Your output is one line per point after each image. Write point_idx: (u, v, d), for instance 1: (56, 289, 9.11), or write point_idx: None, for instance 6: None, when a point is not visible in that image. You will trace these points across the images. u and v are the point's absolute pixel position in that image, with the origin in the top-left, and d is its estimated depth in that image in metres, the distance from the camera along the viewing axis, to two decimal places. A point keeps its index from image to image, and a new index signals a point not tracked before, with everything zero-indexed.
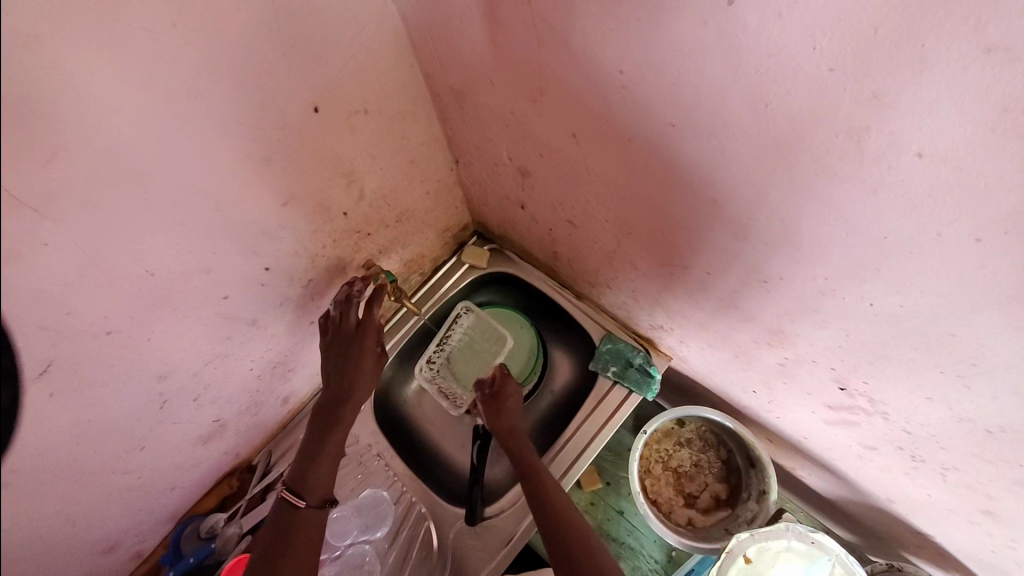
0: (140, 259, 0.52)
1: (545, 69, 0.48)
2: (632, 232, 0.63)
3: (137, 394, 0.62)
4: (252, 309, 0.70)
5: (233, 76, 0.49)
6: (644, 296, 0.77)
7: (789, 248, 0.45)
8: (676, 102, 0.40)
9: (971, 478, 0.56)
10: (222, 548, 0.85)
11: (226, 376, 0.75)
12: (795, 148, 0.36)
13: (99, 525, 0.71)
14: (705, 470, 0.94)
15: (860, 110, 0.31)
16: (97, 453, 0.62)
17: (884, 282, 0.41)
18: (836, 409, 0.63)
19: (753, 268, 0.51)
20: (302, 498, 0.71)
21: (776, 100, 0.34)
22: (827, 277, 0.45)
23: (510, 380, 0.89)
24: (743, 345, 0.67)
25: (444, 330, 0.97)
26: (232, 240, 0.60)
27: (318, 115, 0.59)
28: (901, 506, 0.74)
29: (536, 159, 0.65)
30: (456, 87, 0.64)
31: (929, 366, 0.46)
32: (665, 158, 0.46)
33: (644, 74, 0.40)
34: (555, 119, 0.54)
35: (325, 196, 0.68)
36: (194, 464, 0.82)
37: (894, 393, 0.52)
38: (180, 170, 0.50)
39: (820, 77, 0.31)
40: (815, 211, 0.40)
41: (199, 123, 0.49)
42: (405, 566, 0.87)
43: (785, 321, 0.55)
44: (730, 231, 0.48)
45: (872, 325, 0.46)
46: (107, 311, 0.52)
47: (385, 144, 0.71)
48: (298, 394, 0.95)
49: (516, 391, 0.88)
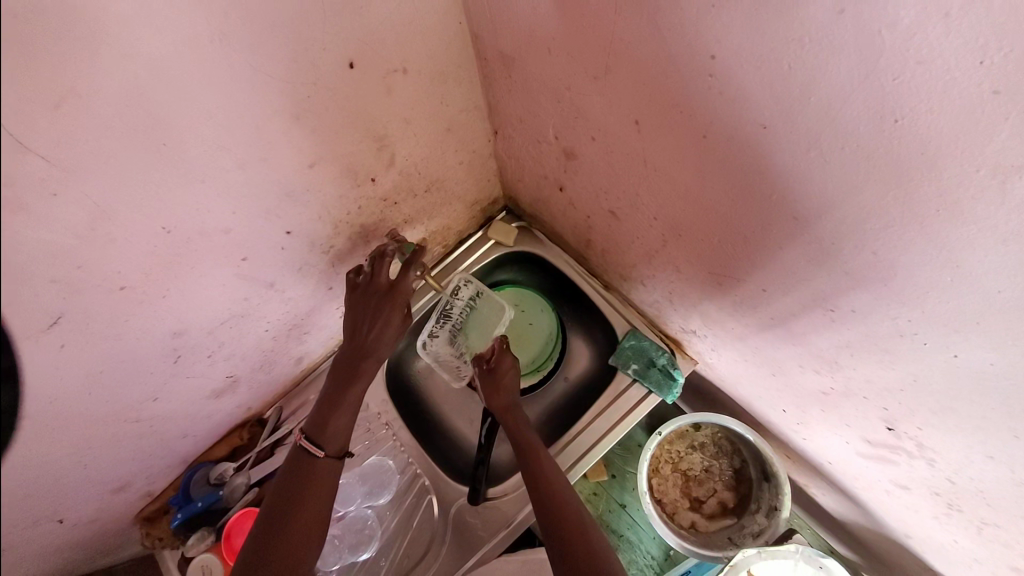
0: (155, 216, 0.48)
1: (618, 45, 0.41)
2: (683, 234, 0.58)
3: (150, 349, 0.60)
4: (272, 271, 0.67)
5: (266, 22, 0.43)
6: (680, 297, 0.72)
7: (871, 282, 0.40)
8: (777, 101, 0.34)
9: (1011, 538, 0.52)
10: (230, 496, 0.87)
11: (241, 336, 0.73)
12: (915, 175, 0.31)
13: (112, 467, 0.72)
14: (716, 477, 0.92)
15: (1018, 146, 0.25)
16: (109, 402, 0.61)
17: (979, 335, 0.36)
18: (874, 445, 0.59)
19: (820, 295, 0.46)
20: (321, 449, 0.68)
21: (908, 118, 0.28)
22: (910, 319, 0.40)
23: (509, 353, 0.85)
24: (785, 366, 0.63)
25: (445, 301, 0.90)
26: (255, 199, 0.56)
27: (354, 72, 0.53)
28: (919, 544, 0.71)
29: (587, 142, 0.59)
30: (507, 55, 0.58)
31: (1001, 428, 0.41)
32: (744, 162, 0.40)
33: (743, 65, 0.34)
34: (617, 103, 0.48)
35: (354, 160, 0.63)
36: (207, 416, 0.82)
37: (949, 444, 0.48)
38: (203, 123, 0.46)
39: (977, 99, 0.25)
40: (919, 248, 0.34)
41: (226, 73, 0.44)
42: (406, 534, 0.88)
43: (842, 352, 0.51)
44: (804, 253, 0.43)
45: (946, 374, 0.42)
46: (122, 266, 0.49)
47: (423, 110, 0.65)
48: (312, 355, 0.94)
49: (511, 369, 0.84)
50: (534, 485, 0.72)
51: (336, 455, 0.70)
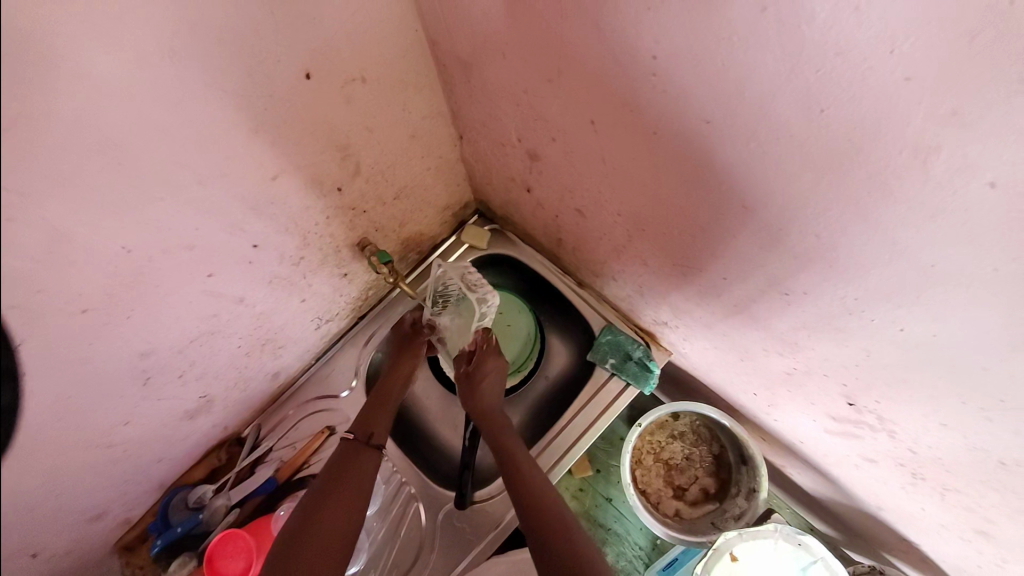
0: (115, 236, 0.47)
1: (567, 48, 0.43)
2: (646, 228, 0.60)
3: (118, 371, 0.59)
4: (241, 286, 0.67)
5: (216, 36, 0.43)
6: (649, 290, 0.74)
7: (818, 264, 0.42)
8: (716, 97, 0.35)
9: (971, 500, 0.54)
10: (211, 519, 0.86)
11: (214, 354, 0.71)
12: (846, 160, 0.32)
13: (84, 497, 0.70)
14: (697, 464, 0.94)
15: (933, 127, 0.27)
16: (76, 431, 0.60)
17: (919, 308, 0.38)
18: (839, 421, 0.62)
19: (775, 279, 0.48)
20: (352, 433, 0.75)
21: (833, 108, 0.30)
22: (857, 297, 0.42)
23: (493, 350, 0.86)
24: (750, 351, 0.65)
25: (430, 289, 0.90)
26: (218, 214, 0.56)
27: (311, 83, 0.54)
28: (891, 514, 0.73)
29: (548, 143, 0.60)
30: (464, 60, 0.59)
31: (950, 395, 0.43)
32: (694, 156, 0.42)
33: (680, 62, 0.35)
34: (572, 103, 0.49)
35: (318, 170, 0.63)
36: (182, 438, 0.80)
37: (906, 415, 0.50)
38: (158, 140, 0.45)
39: (892, 85, 0.27)
40: (857, 228, 0.36)
41: (179, 88, 0.44)
42: (394, 544, 0.87)
43: (801, 333, 0.53)
44: (756, 240, 0.45)
45: (896, 348, 0.44)
46: (82, 289, 0.48)
47: (385, 118, 0.66)
48: (289, 370, 0.93)
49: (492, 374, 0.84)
50: (516, 484, 0.73)
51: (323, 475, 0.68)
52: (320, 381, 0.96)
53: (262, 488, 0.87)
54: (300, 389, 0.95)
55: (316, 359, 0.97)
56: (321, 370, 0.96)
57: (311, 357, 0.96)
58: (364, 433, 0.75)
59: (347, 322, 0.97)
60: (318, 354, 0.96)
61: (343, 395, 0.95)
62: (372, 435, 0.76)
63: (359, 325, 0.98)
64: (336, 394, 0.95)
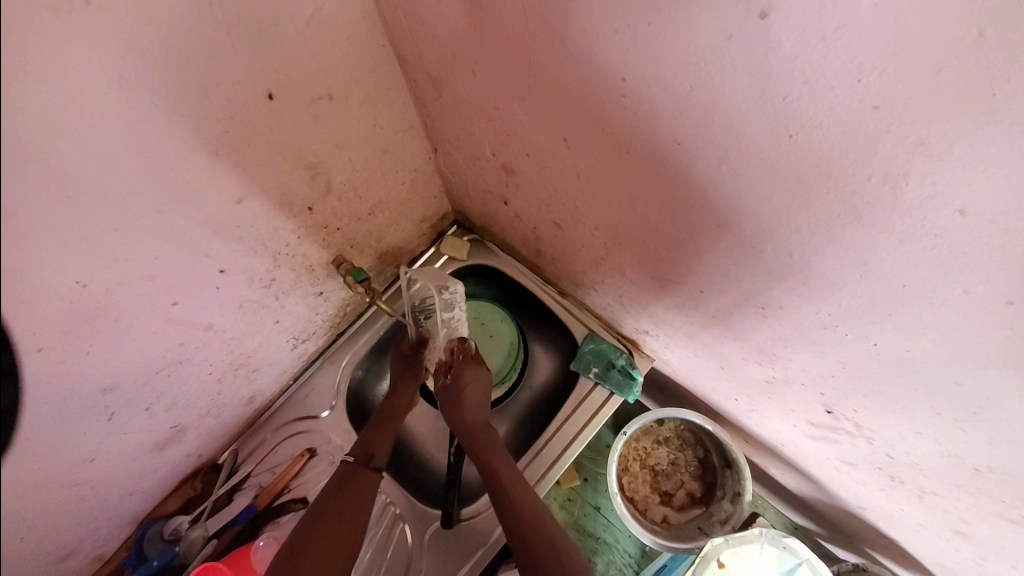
0: (67, 271, 0.45)
1: (538, 67, 0.42)
2: (623, 242, 0.59)
3: (78, 409, 0.56)
4: (209, 312, 0.64)
5: (166, 61, 0.41)
6: (630, 300, 0.74)
7: (793, 281, 0.42)
8: (687, 121, 0.35)
9: (948, 503, 0.55)
10: (188, 550, 0.82)
11: (183, 383, 0.68)
12: (817, 183, 0.32)
13: (48, 539, 0.66)
14: (682, 469, 0.94)
15: (903, 155, 0.27)
16: (36, 473, 0.57)
17: (892, 325, 0.38)
18: (818, 426, 0.62)
19: (752, 293, 0.48)
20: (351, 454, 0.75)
21: (803, 133, 0.30)
22: (831, 312, 0.42)
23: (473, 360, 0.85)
24: (730, 360, 0.65)
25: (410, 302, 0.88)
26: (179, 241, 0.53)
27: (274, 103, 0.51)
28: (872, 513, 0.75)
29: (522, 158, 0.59)
30: (434, 76, 0.57)
31: (925, 407, 0.44)
32: (668, 175, 0.42)
33: (650, 84, 0.35)
34: (544, 120, 0.48)
35: (286, 191, 0.61)
36: (153, 470, 0.77)
37: (883, 424, 0.51)
38: (109, 171, 0.43)
39: (860, 113, 0.26)
40: (829, 248, 0.36)
41: (129, 116, 0.41)
42: (379, 566, 0.84)
43: (778, 344, 0.53)
44: (733, 257, 0.45)
45: (872, 361, 0.44)
46: (33, 329, 0.45)
47: (355, 135, 0.64)
48: (266, 392, 0.90)
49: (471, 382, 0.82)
50: (502, 502, 0.72)
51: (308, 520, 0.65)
52: (299, 403, 0.93)
53: (241, 516, 0.83)
54: (278, 411, 0.92)
55: (294, 379, 0.94)
56: (300, 391, 0.94)
57: (289, 378, 0.93)
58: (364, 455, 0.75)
59: (325, 340, 0.95)
60: (296, 374, 0.93)
61: (322, 416, 0.93)
62: (372, 457, 0.75)
63: (337, 342, 0.96)
64: (315, 415, 0.92)
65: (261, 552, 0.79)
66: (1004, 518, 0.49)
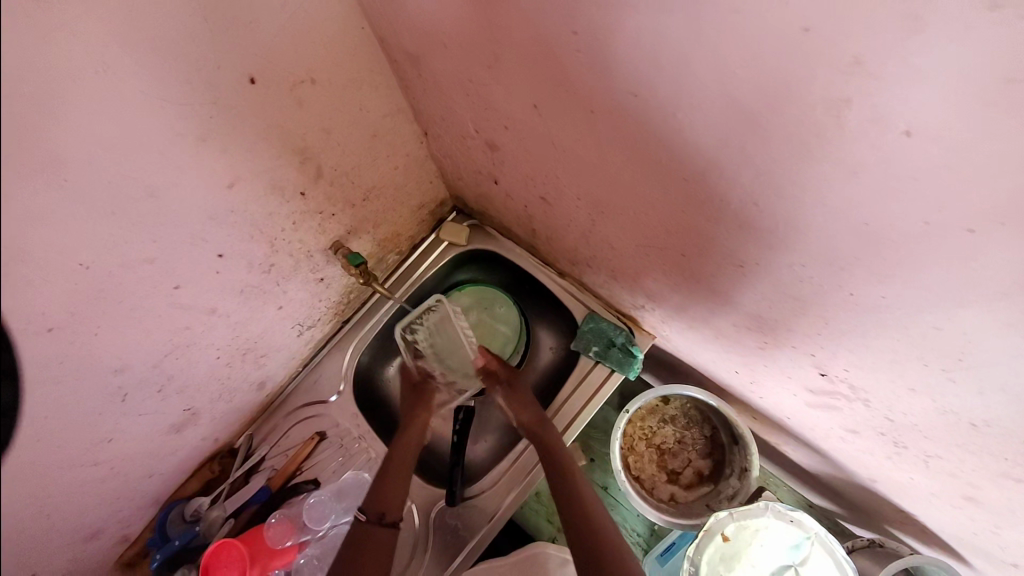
0: (68, 253, 0.48)
1: (497, 29, 0.42)
2: (606, 211, 0.59)
3: (92, 389, 0.60)
4: (211, 297, 0.67)
5: (148, 47, 0.43)
6: (624, 276, 0.73)
7: (764, 232, 0.41)
8: (638, 69, 0.35)
9: (953, 465, 0.54)
10: (208, 531, 0.86)
11: (192, 367, 0.72)
12: (766, 121, 0.32)
13: (75, 515, 0.70)
14: (690, 447, 0.93)
15: (840, 78, 0.26)
16: (56, 449, 0.60)
17: (864, 271, 0.37)
18: (816, 393, 0.61)
19: (730, 252, 0.48)
20: (363, 512, 0.74)
21: (743, 67, 0.29)
22: (805, 263, 0.41)
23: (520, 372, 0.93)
24: (724, 329, 0.64)
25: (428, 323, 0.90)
26: (176, 226, 0.56)
27: (256, 87, 0.54)
28: (884, 485, 0.72)
29: (502, 132, 0.60)
30: (412, 54, 0.58)
31: (912, 358, 0.43)
32: (630, 128, 0.41)
33: (597, 33, 0.35)
34: (513, 88, 0.49)
35: (277, 176, 0.63)
36: (172, 451, 0.81)
37: (876, 382, 0.50)
38: (102, 155, 0.45)
39: (792, 38, 0.26)
40: (791, 191, 0.35)
41: (116, 102, 0.44)
42: (417, 552, 0.86)
43: (763, 306, 0.52)
44: (706, 214, 0.45)
45: (851, 313, 0.43)
46: (40, 308, 0.48)
47: (341, 119, 0.65)
48: (276, 378, 0.93)
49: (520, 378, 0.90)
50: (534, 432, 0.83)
51: (376, 518, 0.74)
52: (308, 388, 0.96)
53: (257, 496, 0.88)
54: (289, 397, 0.96)
55: (302, 366, 0.97)
56: (308, 377, 0.97)
57: (297, 364, 0.96)
58: (375, 513, 0.74)
59: (332, 327, 0.97)
60: (304, 361, 0.96)
61: (331, 400, 0.96)
62: (383, 514, 0.74)
63: (343, 329, 0.99)
64: (325, 399, 0.96)
65: (273, 530, 0.82)
66: (1011, 478, 0.48)
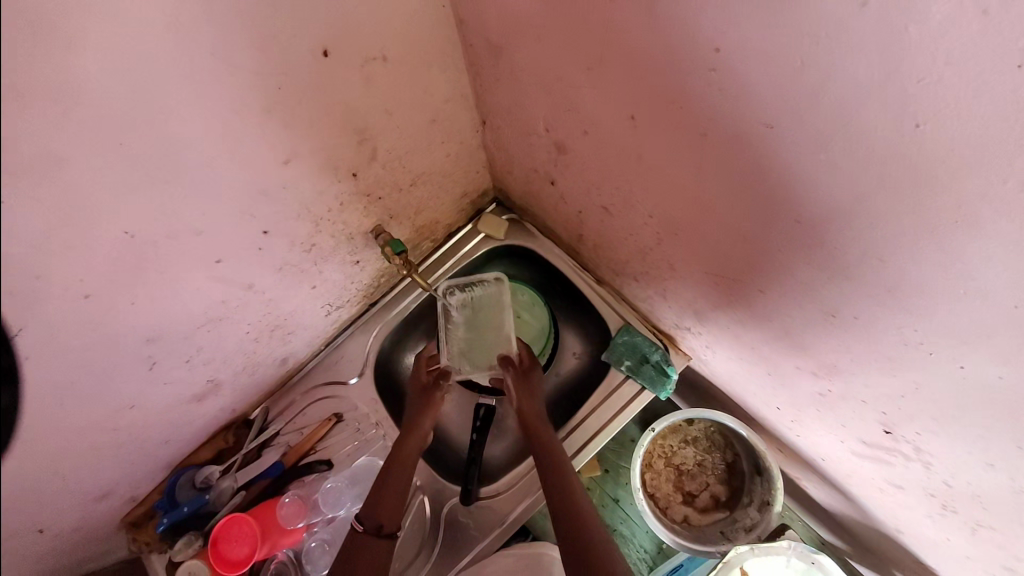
0: (114, 220, 0.44)
1: (613, 33, 0.39)
2: (679, 233, 0.56)
3: (121, 358, 0.57)
4: (250, 273, 0.64)
5: (230, 7, 0.40)
6: (676, 297, 0.70)
7: (875, 288, 0.38)
8: (786, 102, 0.32)
9: (1008, 540, 0.52)
10: (217, 499, 0.85)
11: (220, 340, 0.69)
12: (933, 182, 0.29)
13: (91, 477, 0.69)
14: (708, 471, 0.91)
15: None
16: (78, 414, 0.58)
17: (989, 348, 0.35)
18: (870, 446, 0.59)
19: (822, 299, 0.45)
20: (361, 523, 0.70)
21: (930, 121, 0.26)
22: (916, 327, 0.38)
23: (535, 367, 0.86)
24: (781, 368, 0.62)
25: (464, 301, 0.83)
26: (227, 199, 0.53)
27: (329, 61, 0.50)
28: (912, 539, 0.71)
29: (579, 136, 0.56)
30: (494, 41, 0.54)
31: (1006, 438, 0.40)
32: (747, 160, 0.38)
33: (746, 56, 0.31)
34: (611, 95, 0.45)
35: (334, 155, 0.60)
36: (191, 419, 0.79)
37: (949, 450, 0.47)
38: (164, 119, 0.42)
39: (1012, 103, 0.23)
40: (930, 255, 0.33)
41: (188, 65, 0.40)
42: (426, 545, 0.85)
43: (842, 357, 0.49)
44: (809, 260, 0.42)
45: (950, 383, 0.40)
46: (80, 275, 0.45)
47: (406, 101, 0.62)
48: (298, 355, 0.91)
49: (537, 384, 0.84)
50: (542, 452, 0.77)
51: (375, 529, 0.70)
52: (329, 368, 0.94)
53: (269, 471, 0.86)
54: (309, 374, 0.94)
55: (325, 345, 0.95)
56: (329, 357, 0.94)
57: (320, 343, 0.94)
58: (373, 523, 0.70)
59: (358, 309, 0.95)
60: (328, 340, 0.94)
61: (351, 382, 0.93)
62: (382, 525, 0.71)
63: (369, 312, 0.96)
64: (344, 381, 0.94)
65: (285, 508, 0.83)
66: None
